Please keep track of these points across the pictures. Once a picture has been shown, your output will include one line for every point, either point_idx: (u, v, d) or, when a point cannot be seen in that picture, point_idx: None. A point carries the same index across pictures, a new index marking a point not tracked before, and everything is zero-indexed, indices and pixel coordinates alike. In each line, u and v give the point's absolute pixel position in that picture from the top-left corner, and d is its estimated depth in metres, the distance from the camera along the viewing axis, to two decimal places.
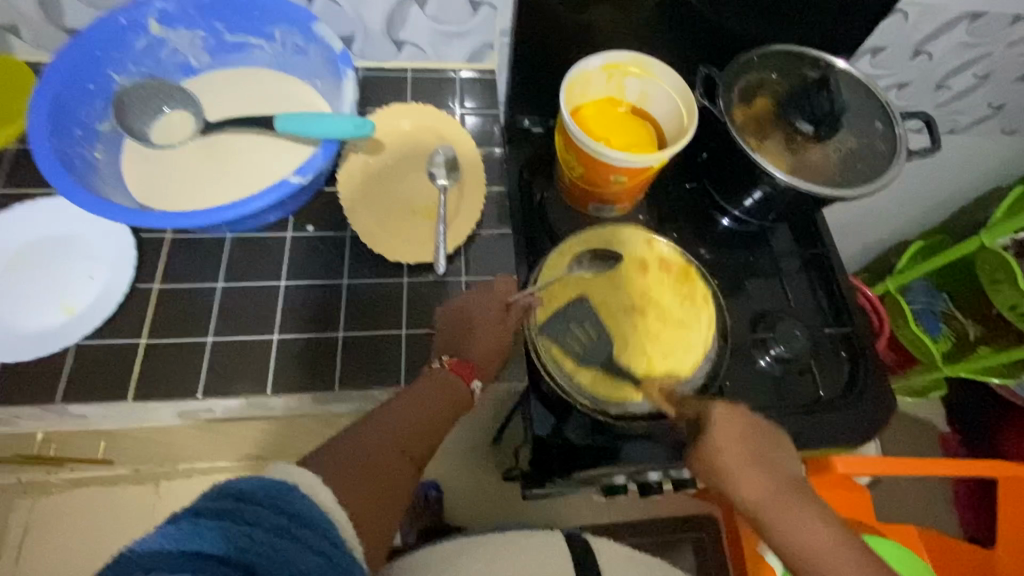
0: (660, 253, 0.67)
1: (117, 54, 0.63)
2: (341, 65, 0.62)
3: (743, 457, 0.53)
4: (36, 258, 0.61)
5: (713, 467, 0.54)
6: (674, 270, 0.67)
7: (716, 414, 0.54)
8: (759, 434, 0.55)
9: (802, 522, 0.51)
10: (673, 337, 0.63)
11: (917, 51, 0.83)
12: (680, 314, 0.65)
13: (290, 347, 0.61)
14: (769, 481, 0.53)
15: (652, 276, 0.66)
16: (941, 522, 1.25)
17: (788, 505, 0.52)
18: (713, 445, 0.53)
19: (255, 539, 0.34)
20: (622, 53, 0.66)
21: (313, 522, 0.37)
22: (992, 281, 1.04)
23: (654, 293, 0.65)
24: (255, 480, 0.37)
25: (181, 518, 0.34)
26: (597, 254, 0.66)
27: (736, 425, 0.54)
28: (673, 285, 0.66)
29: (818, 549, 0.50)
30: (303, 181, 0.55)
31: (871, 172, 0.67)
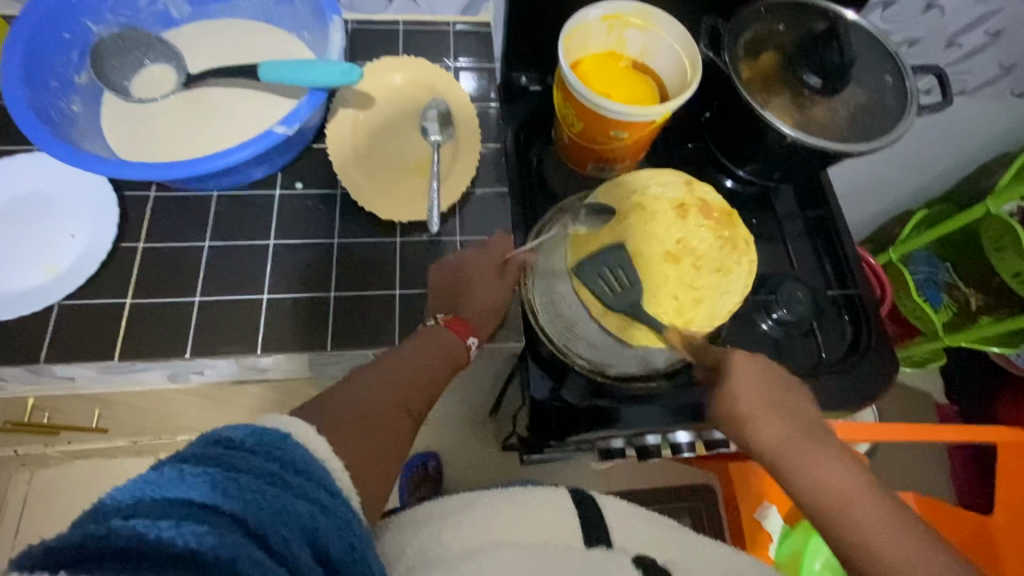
0: (701, 195, 0.54)
1: (93, 2, 0.60)
2: (328, 11, 0.59)
3: (762, 402, 0.52)
4: (14, 216, 0.59)
5: (732, 414, 0.53)
6: (715, 212, 0.54)
7: (735, 358, 0.53)
8: (778, 380, 0.54)
9: (822, 466, 0.50)
10: (711, 287, 0.52)
11: (930, 4, 0.79)
12: (722, 263, 0.52)
13: (280, 308, 0.59)
14: (791, 426, 0.52)
15: (691, 220, 0.53)
16: (937, 490, 1.25)
17: (808, 451, 0.51)
18: (732, 390, 0.52)
19: (246, 486, 0.33)
20: (624, 2, 0.63)
21: (309, 474, 0.37)
22: (997, 247, 1.02)
23: (692, 236, 0.52)
24: (244, 429, 0.37)
25: (165, 465, 0.33)
26: (604, 203, 0.55)
27: (755, 369, 0.53)
28: (716, 228, 0.53)
29: (838, 493, 0.49)
30: (288, 132, 0.53)
31: (880, 127, 0.65)
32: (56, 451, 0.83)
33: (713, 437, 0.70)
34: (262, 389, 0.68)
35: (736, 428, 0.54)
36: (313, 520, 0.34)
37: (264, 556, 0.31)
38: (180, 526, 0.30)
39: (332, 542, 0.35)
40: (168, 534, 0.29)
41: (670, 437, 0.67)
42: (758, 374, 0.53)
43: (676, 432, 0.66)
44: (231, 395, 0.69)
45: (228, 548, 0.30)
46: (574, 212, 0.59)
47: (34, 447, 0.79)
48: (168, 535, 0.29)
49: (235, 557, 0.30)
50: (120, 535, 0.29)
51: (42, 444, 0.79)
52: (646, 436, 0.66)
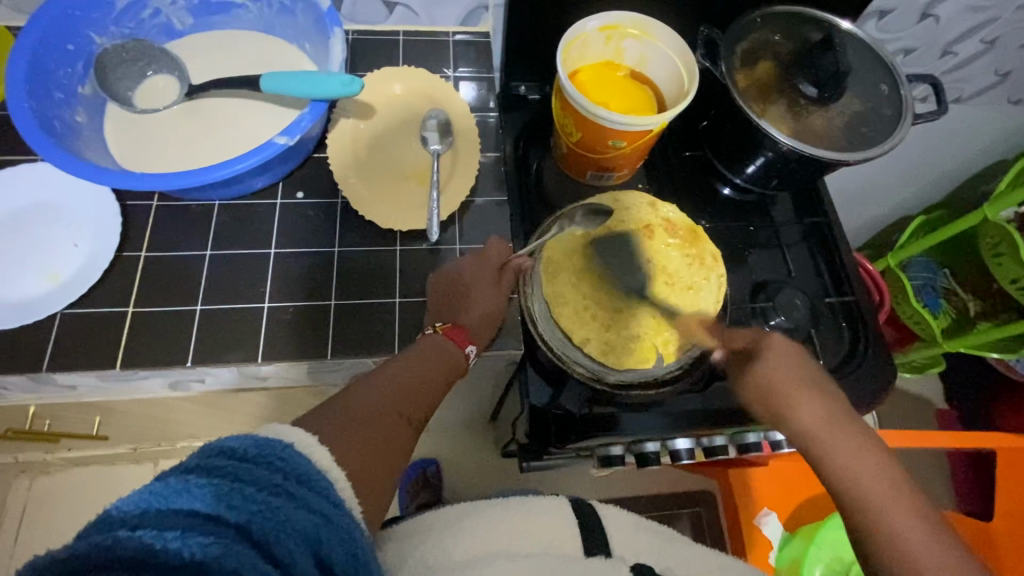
0: (665, 215, 0.63)
1: (98, 14, 0.61)
2: (329, 23, 0.60)
3: (795, 381, 0.57)
4: (17, 226, 0.59)
5: (764, 392, 0.57)
6: (681, 231, 0.63)
7: (768, 342, 0.59)
8: (810, 368, 0.58)
9: (854, 449, 0.52)
10: (685, 302, 0.61)
11: (925, 13, 0.80)
12: (690, 278, 0.62)
13: (281, 316, 0.60)
14: (823, 409, 0.55)
15: (658, 239, 0.62)
16: (938, 496, 1.25)
17: (840, 432, 0.53)
18: (765, 368, 0.57)
19: (249, 498, 0.33)
20: (622, 14, 0.64)
21: (313, 484, 0.37)
22: (995, 254, 1.03)
23: (660, 257, 0.62)
24: (247, 438, 0.37)
25: (169, 476, 0.34)
26: (597, 206, 0.64)
27: (788, 354, 0.59)
28: (681, 247, 0.62)
29: (869, 478, 0.50)
30: (289, 142, 0.54)
31: (876, 136, 0.65)
32: (57, 458, 0.83)
33: (712, 444, 0.70)
34: (262, 397, 0.68)
35: (769, 409, 0.57)
36: (315, 531, 0.35)
37: (268, 567, 0.32)
38: (186, 538, 0.30)
39: (334, 551, 0.35)
40: (174, 546, 0.30)
41: (669, 444, 0.67)
42: (791, 360, 0.58)
43: (675, 439, 0.66)
44: (232, 402, 0.69)
45: (232, 560, 0.30)
46: (568, 213, 0.64)
47: (35, 454, 0.79)
48: (174, 546, 0.30)
49: (239, 568, 0.30)
50: (126, 547, 0.29)
51: (42, 451, 0.79)
52: (645, 443, 0.66)
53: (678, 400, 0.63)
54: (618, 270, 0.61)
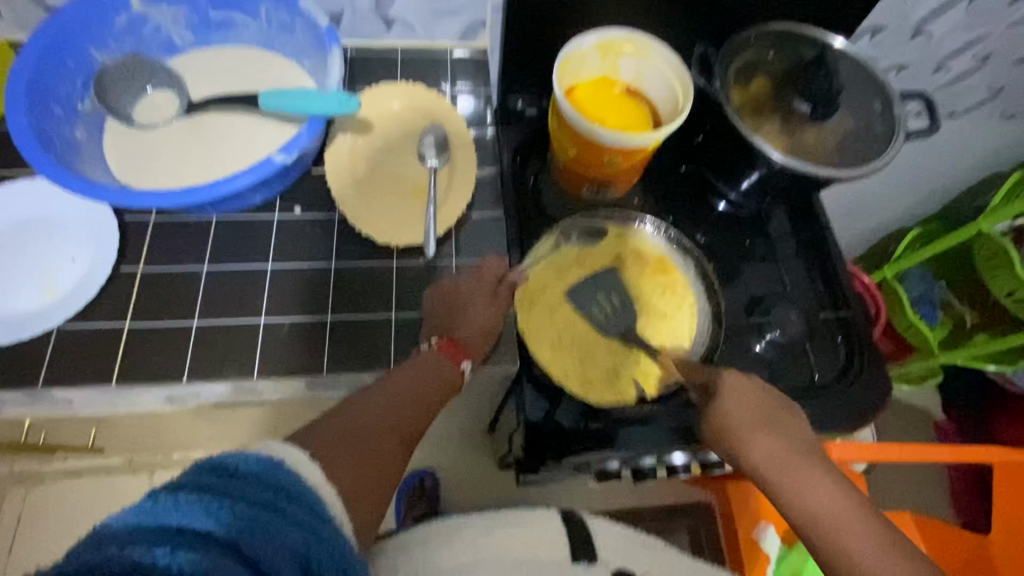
0: (636, 247, 0.68)
1: (97, 31, 0.62)
2: (327, 41, 0.61)
3: (751, 420, 0.56)
4: (15, 241, 0.60)
5: (723, 431, 0.56)
6: (651, 262, 0.68)
7: (728, 382, 0.57)
8: (769, 401, 0.58)
9: (810, 484, 0.53)
10: (658, 330, 0.65)
11: (917, 30, 0.81)
12: (665, 307, 0.66)
13: (278, 331, 0.60)
14: (780, 444, 0.55)
15: (631, 269, 0.67)
16: (936, 509, 1.25)
17: (797, 467, 0.54)
18: (723, 407, 0.56)
19: (240, 513, 0.33)
20: (617, 31, 0.65)
21: (302, 499, 0.38)
22: (992, 266, 1.03)
23: (637, 288, 0.67)
24: (239, 456, 0.38)
25: (159, 493, 0.34)
26: (590, 227, 0.68)
27: (748, 391, 0.57)
28: (652, 276, 0.67)
29: (831, 514, 0.50)
30: (287, 160, 0.54)
31: (869, 153, 0.66)
32: None
33: (709, 458, 0.69)
34: (259, 411, 0.67)
35: (728, 448, 0.57)
36: (305, 547, 0.35)
37: None
38: (174, 554, 0.30)
39: (324, 565, 0.35)
40: (163, 561, 0.30)
41: (666, 458, 0.67)
42: (750, 395, 0.57)
43: (672, 453, 0.66)
44: (230, 416, 0.69)
45: None
46: (564, 230, 0.68)
47: (32, 465, 0.79)
48: (163, 562, 0.30)
49: None
50: (115, 564, 0.29)
51: (39, 462, 0.79)
52: (642, 459, 0.65)
53: (675, 413, 0.63)
54: (591, 303, 0.64)
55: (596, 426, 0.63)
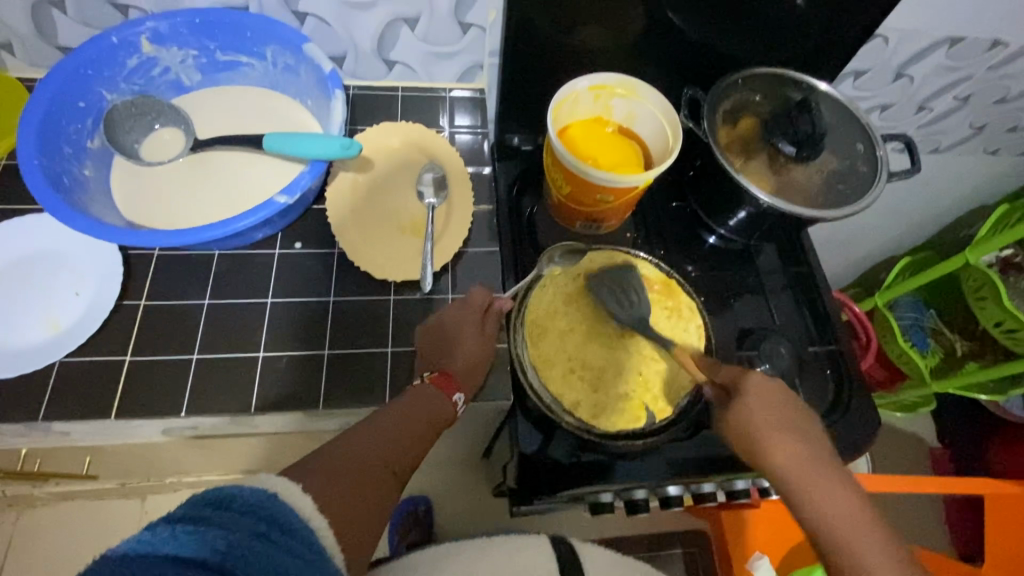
0: (640, 271, 0.69)
1: (108, 72, 0.64)
2: (331, 85, 0.63)
3: (776, 422, 0.57)
4: (20, 277, 0.61)
5: (746, 430, 0.57)
6: (655, 284, 0.68)
7: (752, 383, 0.59)
8: (792, 406, 0.59)
9: (826, 485, 0.54)
10: (666, 352, 0.65)
11: (899, 73, 0.84)
12: (672, 330, 0.66)
13: (275, 365, 0.61)
14: (803, 447, 0.56)
15: (637, 293, 0.67)
16: (930, 538, 1.26)
17: (818, 471, 0.54)
18: (751, 407, 0.57)
19: (234, 543, 0.35)
20: (609, 75, 0.68)
21: (295, 531, 0.38)
22: (978, 297, 1.04)
23: (644, 313, 0.67)
24: (234, 486, 0.38)
25: (159, 523, 0.35)
26: (576, 246, 0.69)
27: (772, 394, 0.59)
28: (660, 299, 0.67)
29: (843, 514, 0.52)
30: (289, 201, 0.57)
31: (852, 193, 0.68)
32: (45, 493, 0.83)
33: (702, 491, 0.69)
34: (253, 442, 0.68)
35: (751, 451, 0.57)
36: None
37: None
38: None
39: None
40: None
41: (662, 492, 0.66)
42: (774, 397, 0.58)
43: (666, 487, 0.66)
44: (223, 446, 0.70)
45: None
46: (547, 253, 0.69)
47: (22, 488, 0.80)
48: None
49: None
50: None
51: (30, 486, 0.80)
52: (636, 492, 0.66)
53: (666, 447, 0.65)
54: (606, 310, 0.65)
55: (589, 459, 0.64)
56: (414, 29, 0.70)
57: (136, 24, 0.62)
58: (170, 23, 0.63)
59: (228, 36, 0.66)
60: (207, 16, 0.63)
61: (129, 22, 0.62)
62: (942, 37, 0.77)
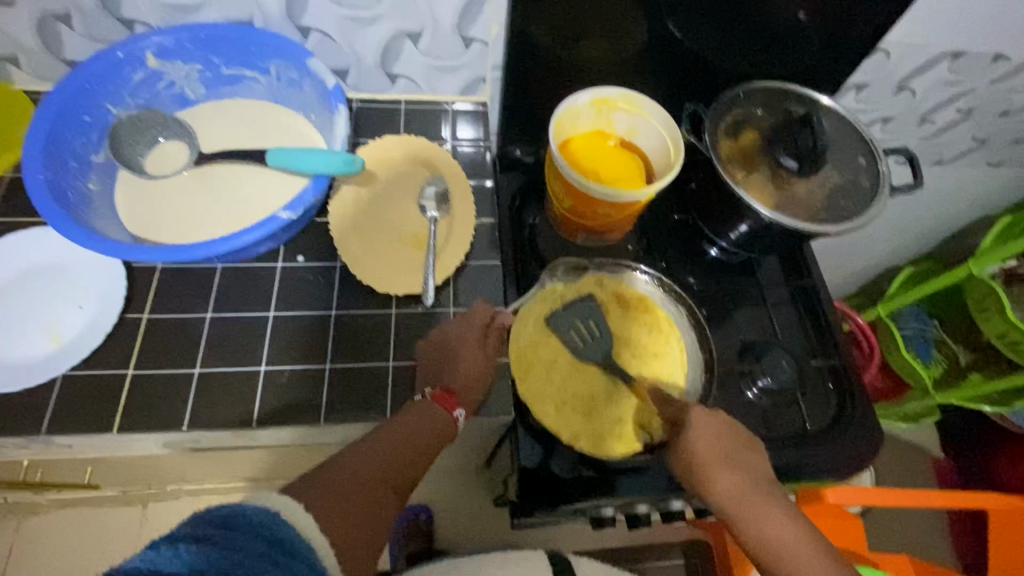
0: (619, 289, 0.68)
1: (114, 87, 0.65)
2: (334, 100, 0.64)
3: (717, 457, 0.56)
4: (24, 290, 0.61)
5: (690, 465, 0.57)
6: (635, 302, 0.68)
7: (695, 415, 0.58)
8: (735, 436, 0.58)
9: (769, 518, 0.54)
10: (651, 373, 0.64)
11: (901, 87, 0.84)
12: (654, 346, 0.66)
13: (277, 379, 0.61)
14: (744, 480, 0.56)
15: (618, 315, 0.67)
16: (933, 550, 1.25)
17: (758, 506, 0.55)
18: (691, 444, 0.57)
19: (237, 562, 0.35)
20: (611, 89, 0.68)
21: (297, 552, 0.38)
22: (981, 309, 1.04)
23: (626, 331, 0.66)
24: (236, 505, 0.38)
25: (161, 543, 0.35)
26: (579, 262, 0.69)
27: (715, 426, 0.58)
28: (638, 320, 0.67)
29: (784, 546, 0.53)
30: (291, 217, 0.57)
31: (854, 209, 0.68)
32: (45, 501, 0.83)
33: (703, 504, 0.69)
34: (254, 454, 0.68)
35: (695, 483, 0.58)
36: None
37: None
38: None
39: None
40: None
41: (663, 505, 0.67)
42: (715, 430, 0.58)
43: (669, 500, 0.66)
44: (223, 458, 0.70)
45: None
46: (551, 267, 0.69)
47: (24, 496, 0.81)
48: None
49: None
50: None
51: (31, 493, 0.80)
52: (637, 505, 0.66)
53: (667, 463, 0.65)
54: (572, 335, 0.64)
55: (590, 474, 0.64)
56: (417, 43, 0.70)
57: (141, 39, 0.62)
58: (175, 38, 0.63)
59: (233, 51, 0.66)
60: (213, 31, 0.64)
61: (135, 37, 0.62)
62: (944, 51, 0.77)
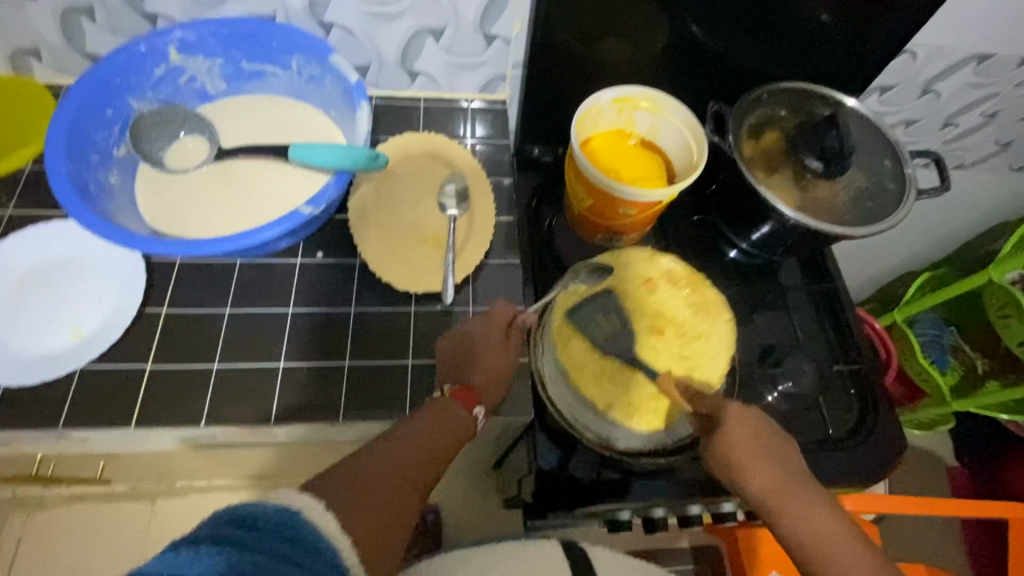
0: (664, 267, 0.67)
1: (136, 80, 0.65)
2: (356, 95, 0.63)
3: (755, 452, 0.54)
4: (43, 283, 0.61)
5: (726, 462, 0.54)
6: (682, 281, 0.66)
7: (730, 412, 0.55)
8: (769, 431, 0.55)
9: (808, 514, 0.53)
10: (695, 352, 0.63)
11: (926, 89, 0.83)
12: (696, 326, 0.64)
13: (295, 375, 0.60)
14: (782, 474, 0.54)
15: (660, 291, 0.66)
16: (947, 559, 1.24)
17: (800, 498, 0.53)
18: (727, 438, 0.54)
19: (259, 564, 0.35)
20: (634, 88, 0.67)
21: (319, 553, 0.38)
22: (1001, 315, 1.02)
23: (666, 308, 0.64)
24: (258, 506, 0.38)
25: (183, 545, 0.35)
26: (605, 263, 0.67)
27: (751, 422, 0.55)
28: (684, 295, 0.66)
29: (823, 542, 0.52)
30: (314, 213, 0.57)
31: (880, 212, 0.67)
32: (55, 494, 0.84)
33: (721, 509, 0.68)
34: (266, 453, 0.68)
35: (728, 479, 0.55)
36: None
37: None
38: None
39: None
40: None
41: (680, 510, 0.66)
42: (752, 426, 0.55)
43: (686, 505, 0.65)
44: (237, 455, 0.69)
45: None
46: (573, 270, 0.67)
47: (33, 490, 0.81)
48: None
49: None
50: None
51: (40, 488, 0.81)
52: (653, 509, 0.65)
53: (686, 467, 0.64)
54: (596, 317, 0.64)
55: (608, 476, 0.63)
56: (438, 40, 0.70)
57: (164, 34, 0.63)
58: (197, 32, 0.64)
59: (255, 46, 0.66)
60: (235, 26, 0.64)
61: (159, 31, 0.62)
62: (970, 53, 0.76)
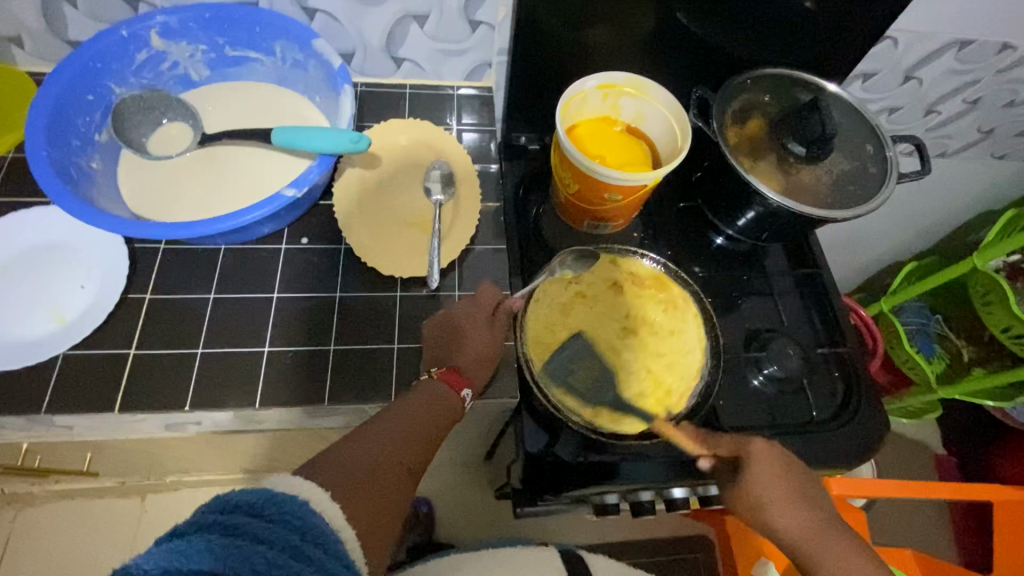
0: (631, 269, 0.69)
1: (117, 66, 0.64)
2: (340, 80, 0.63)
3: (785, 493, 0.56)
4: (23, 270, 0.61)
5: (758, 500, 0.56)
6: (648, 282, 0.69)
7: (756, 448, 0.57)
8: (798, 472, 0.57)
9: (842, 555, 0.54)
10: (670, 348, 0.65)
11: (908, 76, 0.84)
12: (669, 324, 0.67)
13: (280, 360, 0.60)
14: (806, 515, 0.55)
15: (630, 293, 0.68)
16: (934, 545, 1.25)
17: (832, 540, 0.55)
18: (756, 479, 0.56)
19: (271, 561, 0.35)
20: (619, 73, 0.68)
21: (330, 549, 0.38)
22: (985, 302, 1.02)
23: (640, 310, 0.67)
24: (265, 494, 0.38)
25: (192, 533, 0.35)
26: (586, 250, 0.68)
27: (776, 463, 0.57)
28: (653, 295, 0.68)
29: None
30: (297, 194, 0.57)
31: (862, 194, 0.67)
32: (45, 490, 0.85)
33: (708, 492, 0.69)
34: (255, 440, 0.68)
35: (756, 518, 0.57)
36: None
37: None
38: None
39: None
40: None
41: (667, 493, 0.67)
42: (779, 464, 0.57)
43: (671, 488, 0.66)
44: (228, 443, 0.69)
45: None
46: (558, 258, 0.67)
47: (22, 487, 0.81)
48: None
49: None
50: None
51: (30, 484, 0.81)
52: (641, 492, 0.65)
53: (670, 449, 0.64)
54: (581, 335, 0.64)
55: (594, 459, 0.63)
56: (423, 26, 0.70)
57: (146, 18, 0.62)
58: (179, 17, 0.63)
59: (238, 31, 0.66)
60: (218, 11, 0.64)
61: (140, 16, 0.62)
62: (951, 39, 0.77)
